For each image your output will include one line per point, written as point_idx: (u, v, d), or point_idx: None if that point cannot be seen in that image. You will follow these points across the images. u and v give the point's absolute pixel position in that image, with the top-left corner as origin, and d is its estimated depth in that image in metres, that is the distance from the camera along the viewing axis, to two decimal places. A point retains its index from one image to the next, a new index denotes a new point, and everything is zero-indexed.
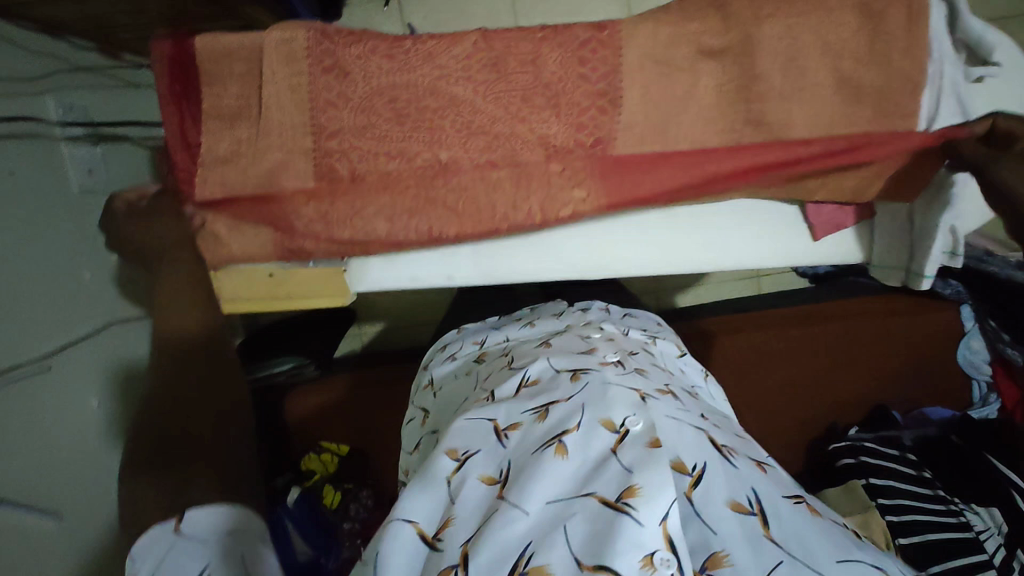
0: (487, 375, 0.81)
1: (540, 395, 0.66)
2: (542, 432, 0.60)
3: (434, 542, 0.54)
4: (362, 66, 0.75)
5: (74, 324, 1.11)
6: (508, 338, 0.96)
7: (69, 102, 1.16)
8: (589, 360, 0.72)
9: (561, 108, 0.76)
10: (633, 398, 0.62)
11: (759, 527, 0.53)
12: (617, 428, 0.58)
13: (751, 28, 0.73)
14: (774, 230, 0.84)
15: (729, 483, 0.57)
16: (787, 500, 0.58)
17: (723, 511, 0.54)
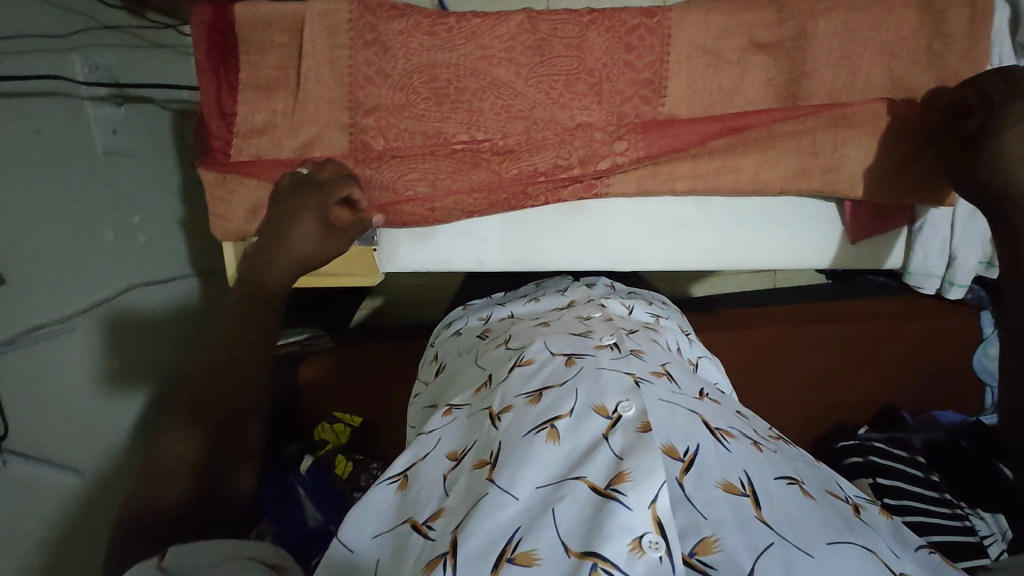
0: (483, 354, 0.75)
1: (534, 377, 0.61)
2: (535, 416, 0.55)
3: (424, 531, 0.50)
4: (403, 42, 0.74)
5: (99, 284, 1.12)
6: (513, 314, 0.87)
7: (96, 61, 1.14)
8: (586, 344, 0.66)
9: (604, 95, 0.75)
10: (626, 382, 0.57)
11: (749, 509, 0.47)
12: (609, 414, 0.53)
13: (806, 22, 0.71)
14: (810, 229, 0.82)
15: (721, 464, 0.50)
16: (784, 480, 0.51)
17: (714, 494, 0.47)
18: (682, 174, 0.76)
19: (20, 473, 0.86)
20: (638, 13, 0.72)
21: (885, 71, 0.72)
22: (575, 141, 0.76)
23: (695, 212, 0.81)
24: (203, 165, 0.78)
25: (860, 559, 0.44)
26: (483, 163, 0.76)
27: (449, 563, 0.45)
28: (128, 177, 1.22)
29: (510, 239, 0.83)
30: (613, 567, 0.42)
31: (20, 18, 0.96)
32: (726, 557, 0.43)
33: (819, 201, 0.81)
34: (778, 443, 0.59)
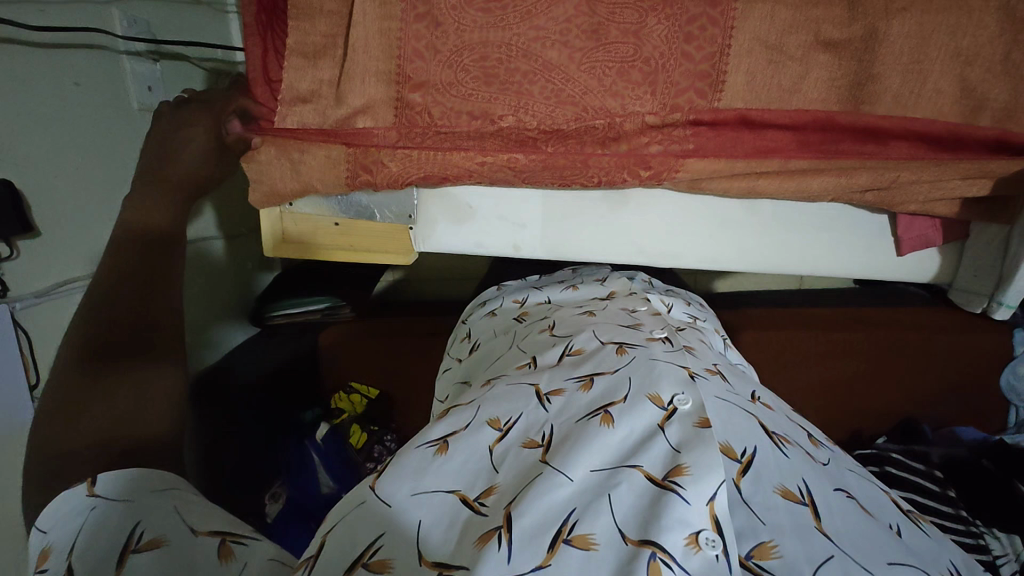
0: (523, 336, 0.74)
1: (584, 363, 0.62)
2: (588, 403, 0.55)
3: (476, 506, 0.48)
4: (456, 17, 0.71)
5: None
6: (550, 300, 0.86)
7: (133, 15, 1.11)
8: (634, 336, 0.66)
9: (659, 86, 0.72)
10: (682, 374, 0.57)
11: (809, 518, 0.46)
12: (665, 405, 0.53)
13: (879, 22, 0.68)
14: (858, 240, 0.80)
15: (779, 470, 0.50)
16: (840, 492, 0.51)
17: (773, 499, 0.47)
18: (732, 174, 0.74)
19: None
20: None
21: (956, 79, 0.69)
22: (623, 134, 0.74)
23: (743, 214, 0.79)
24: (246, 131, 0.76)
25: None
26: (531, 150, 0.76)
27: (504, 537, 0.43)
28: None
29: (551, 227, 0.81)
30: (671, 560, 0.42)
31: None
32: (783, 564, 0.42)
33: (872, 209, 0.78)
34: (830, 453, 0.59)
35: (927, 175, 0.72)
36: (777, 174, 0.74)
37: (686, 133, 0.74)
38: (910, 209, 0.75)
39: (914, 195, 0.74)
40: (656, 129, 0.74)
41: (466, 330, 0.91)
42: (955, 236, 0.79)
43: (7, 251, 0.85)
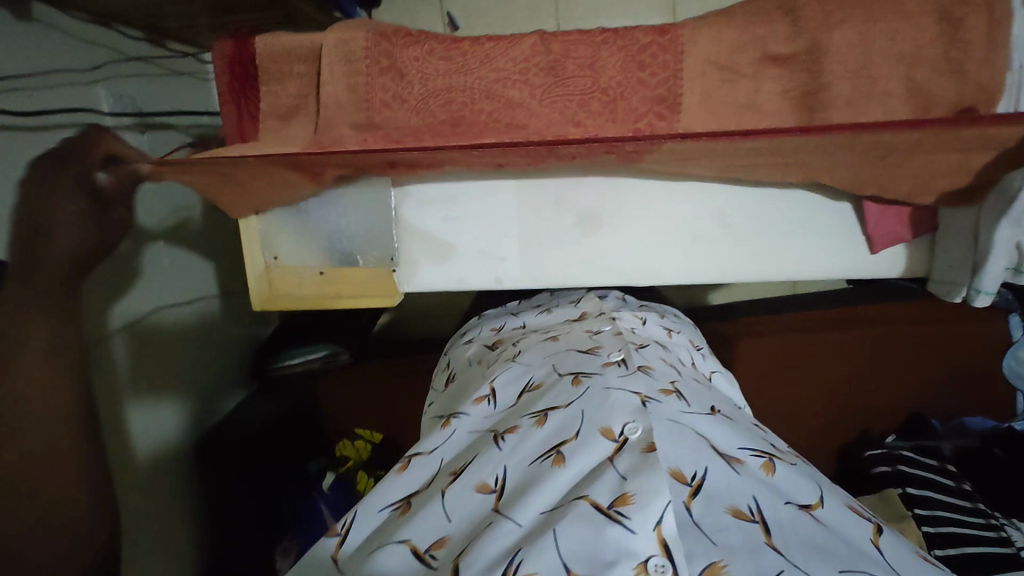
0: (492, 367, 0.76)
1: (545, 398, 0.64)
2: (542, 442, 0.58)
3: (428, 559, 0.52)
4: (420, 67, 0.75)
5: (129, 310, 1.14)
6: (525, 324, 0.87)
7: (118, 92, 1.17)
8: (592, 363, 0.67)
9: (619, 114, 0.75)
10: (634, 403, 0.59)
11: (760, 535, 0.49)
12: (616, 437, 0.56)
13: (822, 34, 0.71)
14: (831, 242, 0.81)
15: (730, 489, 0.53)
16: (791, 504, 0.54)
17: (724, 520, 0.50)
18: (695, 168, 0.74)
19: None
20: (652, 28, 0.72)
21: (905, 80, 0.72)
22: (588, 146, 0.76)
23: (714, 227, 0.81)
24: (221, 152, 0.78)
25: None
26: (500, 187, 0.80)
27: None
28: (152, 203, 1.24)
29: (528, 258, 0.83)
30: None
31: (45, 54, 0.98)
32: None
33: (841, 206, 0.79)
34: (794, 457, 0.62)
35: None
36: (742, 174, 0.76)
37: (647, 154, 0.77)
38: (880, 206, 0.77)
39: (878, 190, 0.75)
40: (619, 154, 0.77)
41: (445, 360, 0.92)
42: (926, 228, 0.80)
43: None
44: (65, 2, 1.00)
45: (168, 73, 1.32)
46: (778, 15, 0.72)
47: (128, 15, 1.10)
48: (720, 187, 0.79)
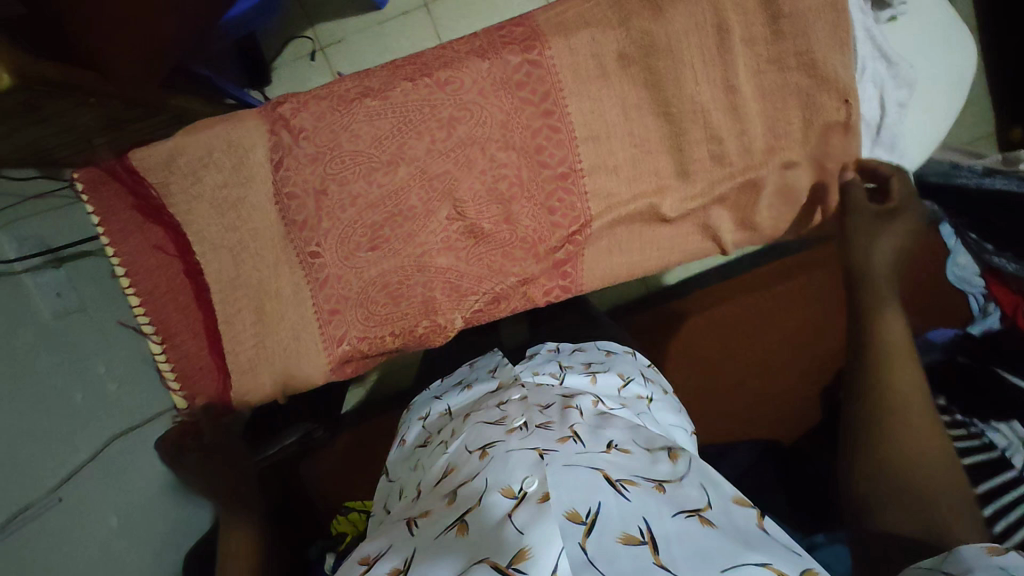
0: (411, 464, 0.64)
1: (454, 479, 0.47)
2: (439, 526, 0.41)
3: None
4: (289, 158, 0.76)
5: (77, 447, 1.11)
6: (449, 407, 0.72)
7: (20, 236, 1.14)
8: (495, 431, 0.49)
9: (488, 144, 0.77)
10: (533, 454, 0.42)
11: (648, 558, 0.33)
12: (516, 495, 0.39)
13: (654, 24, 0.73)
14: (727, 211, 0.80)
15: (621, 513, 0.37)
16: (683, 516, 0.37)
17: (615, 550, 0.34)
18: (606, 89, 0.76)
19: None
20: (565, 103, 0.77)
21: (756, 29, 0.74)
22: (511, 93, 0.76)
23: (605, 224, 0.80)
24: (110, 190, 0.76)
25: None
26: (392, 257, 0.80)
27: None
28: (84, 332, 1.21)
29: (439, 304, 0.81)
30: None
31: None
32: None
33: (738, 184, 0.78)
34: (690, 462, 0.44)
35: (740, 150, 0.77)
36: (617, 118, 0.77)
37: (558, 173, 0.79)
38: (776, 173, 0.78)
39: (722, 185, 0.78)
40: (530, 182, 0.79)
41: None
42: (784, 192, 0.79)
43: None
44: None
45: (67, 202, 1.28)
46: None
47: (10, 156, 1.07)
48: (608, 181, 0.79)
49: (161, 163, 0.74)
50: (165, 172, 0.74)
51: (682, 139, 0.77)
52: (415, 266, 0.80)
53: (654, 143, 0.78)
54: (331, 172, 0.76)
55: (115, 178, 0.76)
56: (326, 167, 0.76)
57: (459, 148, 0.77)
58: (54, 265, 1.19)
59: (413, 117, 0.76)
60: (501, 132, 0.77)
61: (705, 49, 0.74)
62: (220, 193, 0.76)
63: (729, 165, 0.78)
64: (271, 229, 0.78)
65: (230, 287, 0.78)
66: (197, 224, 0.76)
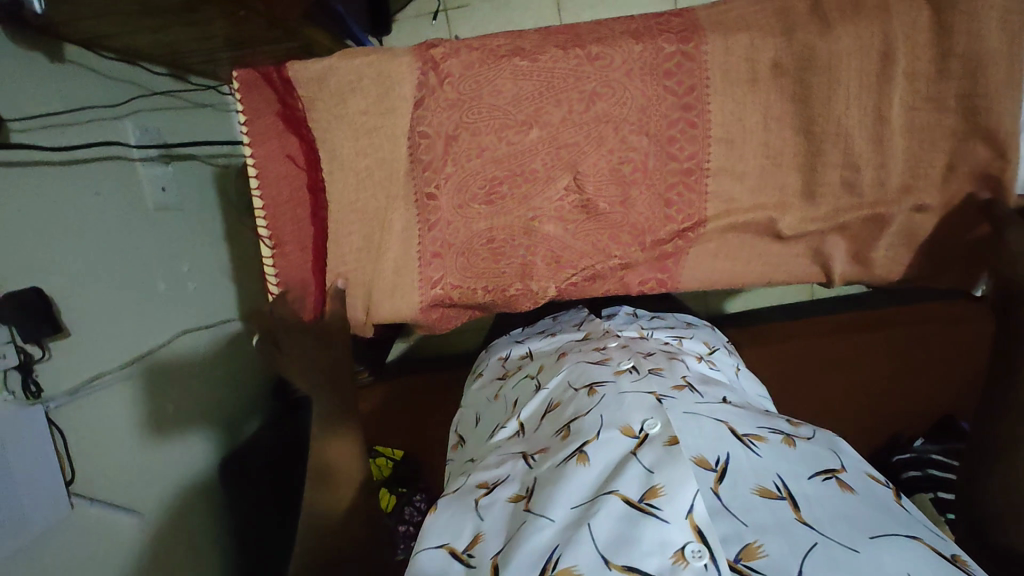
0: (513, 393, 0.79)
1: (567, 410, 0.65)
2: (565, 448, 0.58)
3: (467, 559, 0.51)
4: (430, 100, 0.78)
5: (153, 331, 1.13)
6: (531, 350, 0.90)
7: (144, 125, 1.19)
8: (602, 373, 0.68)
9: (621, 125, 0.78)
10: (649, 401, 0.59)
11: (789, 511, 0.48)
12: (636, 434, 0.56)
13: (819, 40, 0.72)
14: (838, 241, 0.81)
15: (753, 470, 0.51)
16: (819, 477, 0.51)
17: (751, 500, 0.49)
18: (753, 95, 0.76)
19: (88, 515, 0.91)
20: (708, 100, 0.76)
21: (924, 65, 0.71)
22: (656, 80, 0.76)
23: (719, 227, 0.81)
24: (260, 94, 0.81)
25: (899, 545, 0.44)
26: (504, 214, 0.82)
27: None
28: (176, 230, 1.26)
29: (537, 271, 0.85)
30: None
31: (75, 96, 1.01)
32: (771, 562, 0.43)
33: (864, 216, 0.78)
34: (806, 437, 0.58)
35: (873, 186, 0.76)
36: (757, 126, 0.77)
37: (684, 168, 0.79)
38: (905, 214, 0.77)
39: (844, 216, 0.78)
40: (653, 171, 0.80)
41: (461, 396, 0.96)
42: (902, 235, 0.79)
43: (41, 353, 0.87)
44: (97, 42, 1.06)
45: (187, 105, 1.35)
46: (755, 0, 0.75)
47: (150, 51, 1.14)
48: (731, 187, 0.79)
49: (313, 79, 0.77)
50: (317, 89, 0.77)
51: (817, 160, 0.77)
52: (523, 228, 0.83)
53: (787, 158, 0.78)
54: (466, 121, 0.79)
55: (265, 82, 0.81)
56: (462, 114, 0.79)
57: (593, 123, 0.78)
58: (168, 163, 1.25)
59: (556, 83, 0.77)
60: (637, 117, 0.78)
61: (866, 77, 0.72)
62: (360, 118, 0.78)
63: (857, 197, 0.77)
64: (397, 163, 0.80)
65: (347, 210, 0.82)
66: (331, 143, 0.80)
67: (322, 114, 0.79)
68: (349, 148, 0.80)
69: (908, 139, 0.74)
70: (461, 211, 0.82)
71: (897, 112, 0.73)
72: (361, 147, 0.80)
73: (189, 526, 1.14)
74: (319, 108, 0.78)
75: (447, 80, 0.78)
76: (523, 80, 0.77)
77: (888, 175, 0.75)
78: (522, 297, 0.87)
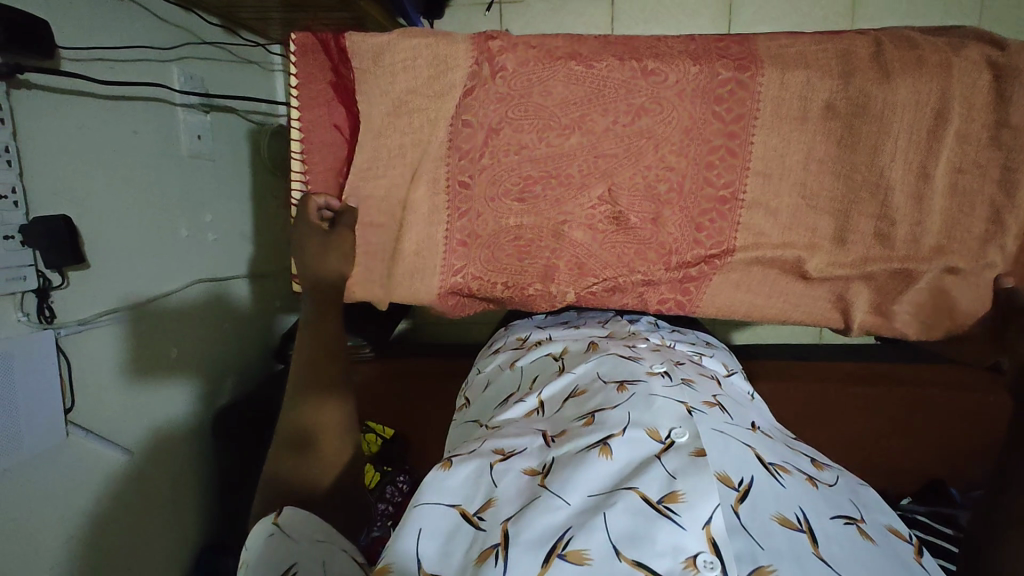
0: (538, 377, 0.84)
1: (592, 401, 0.68)
2: (590, 435, 0.60)
3: (475, 520, 0.52)
4: (480, 90, 0.79)
5: (169, 274, 1.14)
6: (551, 335, 0.98)
7: (189, 72, 1.20)
8: (635, 373, 0.72)
9: (663, 144, 0.78)
10: (680, 411, 0.63)
11: (807, 544, 0.50)
12: (662, 439, 0.59)
13: (875, 89, 0.72)
14: (863, 291, 0.80)
15: (776, 499, 0.54)
16: (841, 519, 0.54)
17: (771, 526, 0.51)
18: (801, 133, 0.76)
19: (81, 447, 0.92)
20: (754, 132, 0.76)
21: (974, 129, 0.72)
22: (706, 105, 0.77)
23: (745, 258, 0.81)
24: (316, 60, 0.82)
25: None
26: (535, 214, 0.82)
27: (502, 552, 0.48)
28: (206, 180, 1.27)
29: (559, 275, 0.85)
30: None
31: (128, 33, 1.02)
32: None
33: (893, 269, 0.78)
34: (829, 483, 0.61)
35: (905, 240, 0.76)
36: (800, 165, 0.77)
37: (720, 195, 0.79)
38: (934, 274, 0.77)
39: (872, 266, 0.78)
40: (689, 194, 0.80)
41: (476, 371, 1.01)
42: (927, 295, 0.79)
43: (60, 281, 0.88)
44: None
45: (233, 59, 1.36)
46: (817, 40, 0.75)
47: None
48: (764, 221, 0.79)
49: (369, 53, 0.77)
50: (371, 62, 0.78)
51: (853, 207, 0.77)
52: (551, 230, 0.83)
53: (823, 201, 0.78)
54: (511, 117, 0.79)
55: (322, 50, 0.82)
56: (509, 109, 0.79)
57: (636, 137, 0.78)
58: (207, 112, 1.26)
59: (605, 93, 0.77)
60: (681, 137, 0.78)
61: (914, 132, 0.72)
62: (409, 98, 0.79)
63: (888, 250, 0.77)
64: (438, 148, 0.81)
65: (382, 186, 0.82)
66: (377, 119, 0.80)
67: (372, 89, 0.79)
68: (394, 126, 0.80)
69: (946, 199, 0.74)
70: (492, 204, 0.83)
71: (940, 172, 0.73)
72: (405, 127, 0.80)
73: (175, 470, 1.15)
74: (371, 82, 0.79)
75: (498, 73, 0.78)
76: (574, 86, 0.77)
77: (921, 232, 0.76)
78: (541, 298, 0.88)
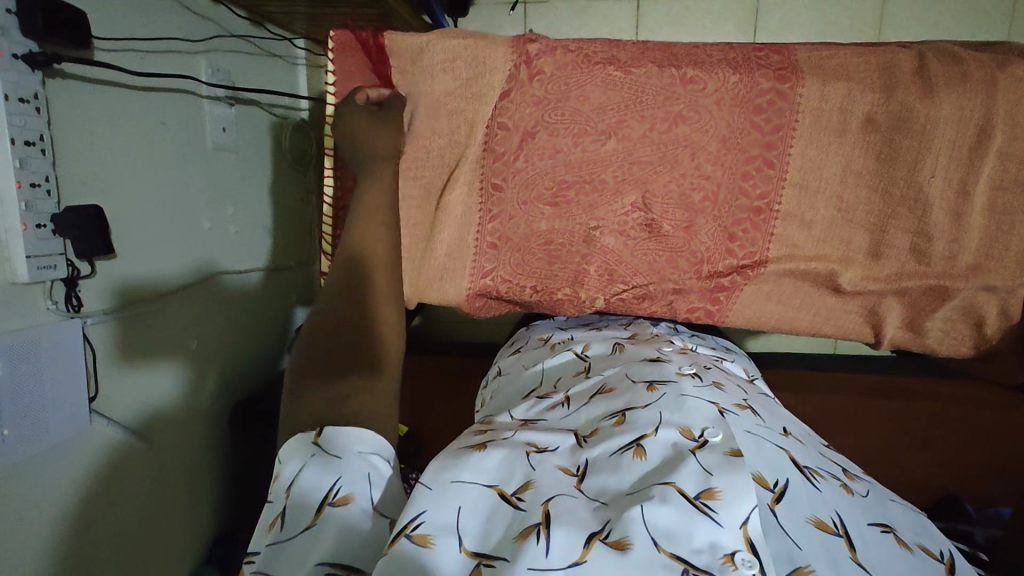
0: (563, 377, 0.84)
1: (622, 399, 0.68)
2: (622, 436, 0.59)
3: (513, 500, 0.51)
4: (517, 93, 0.78)
5: (191, 264, 1.14)
6: (573, 336, 0.97)
7: (217, 64, 1.20)
8: (663, 373, 0.72)
9: (700, 152, 0.78)
10: (712, 412, 0.61)
11: (844, 549, 0.50)
12: (696, 437, 0.58)
13: (917, 103, 0.71)
14: (895, 306, 0.80)
15: (812, 502, 0.54)
16: (876, 527, 0.54)
17: (808, 529, 0.51)
18: (840, 146, 0.75)
19: (104, 435, 0.92)
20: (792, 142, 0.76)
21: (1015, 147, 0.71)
22: (745, 114, 0.76)
23: (778, 270, 0.81)
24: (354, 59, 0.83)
25: None
26: (566, 218, 0.82)
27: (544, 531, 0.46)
28: (230, 172, 1.27)
29: (589, 280, 0.85)
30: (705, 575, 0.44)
31: (160, 25, 1.03)
32: None
33: (926, 284, 0.77)
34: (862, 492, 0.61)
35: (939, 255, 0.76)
36: (838, 178, 0.76)
37: (755, 206, 0.79)
38: (966, 291, 0.77)
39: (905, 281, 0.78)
40: (724, 203, 0.79)
41: (496, 371, 1.01)
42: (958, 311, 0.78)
43: (89, 271, 0.89)
44: None
45: (258, 51, 1.36)
46: (859, 52, 0.74)
47: None
48: (799, 233, 0.79)
49: (408, 52, 0.78)
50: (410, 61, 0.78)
51: (889, 221, 0.76)
52: (582, 234, 0.83)
53: (860, 215, 0.77)
54: (548, 121, 0.79)
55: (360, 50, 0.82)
56: (545, 113, 0.78)
57: (672, 145, 0.78)
58: (231, 104, 1.26)
59: (643, 100, 0.77)
60: (718, 146, 0.77)
61: (954, 148, 0.72)
62: (446, 98, 0.79)
63: (922, 265, 0.77)
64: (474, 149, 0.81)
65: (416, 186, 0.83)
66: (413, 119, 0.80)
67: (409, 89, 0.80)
68: (430, 126, 0.80)
69: (982, 216, 0.74)
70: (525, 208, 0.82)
71: (979, 188, 0.73)
72: (441, 127, 0.80)
73: (193, 460, 1.16)
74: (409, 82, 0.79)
75: (536, 76, 0.78)
76: (611, 91, 0.77)
77: (957, 248, 0.75)
78: (569, 302, 0.88)
